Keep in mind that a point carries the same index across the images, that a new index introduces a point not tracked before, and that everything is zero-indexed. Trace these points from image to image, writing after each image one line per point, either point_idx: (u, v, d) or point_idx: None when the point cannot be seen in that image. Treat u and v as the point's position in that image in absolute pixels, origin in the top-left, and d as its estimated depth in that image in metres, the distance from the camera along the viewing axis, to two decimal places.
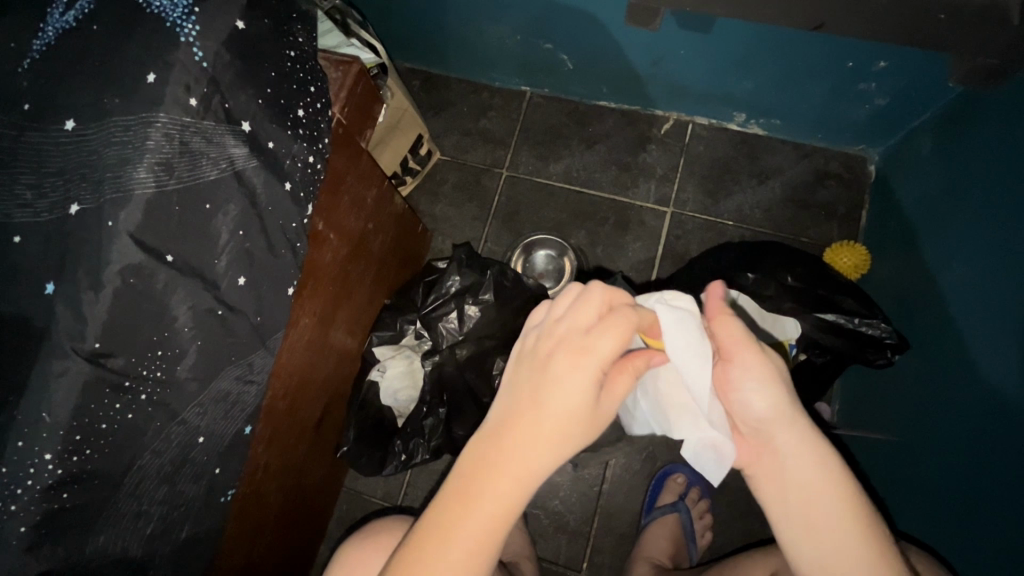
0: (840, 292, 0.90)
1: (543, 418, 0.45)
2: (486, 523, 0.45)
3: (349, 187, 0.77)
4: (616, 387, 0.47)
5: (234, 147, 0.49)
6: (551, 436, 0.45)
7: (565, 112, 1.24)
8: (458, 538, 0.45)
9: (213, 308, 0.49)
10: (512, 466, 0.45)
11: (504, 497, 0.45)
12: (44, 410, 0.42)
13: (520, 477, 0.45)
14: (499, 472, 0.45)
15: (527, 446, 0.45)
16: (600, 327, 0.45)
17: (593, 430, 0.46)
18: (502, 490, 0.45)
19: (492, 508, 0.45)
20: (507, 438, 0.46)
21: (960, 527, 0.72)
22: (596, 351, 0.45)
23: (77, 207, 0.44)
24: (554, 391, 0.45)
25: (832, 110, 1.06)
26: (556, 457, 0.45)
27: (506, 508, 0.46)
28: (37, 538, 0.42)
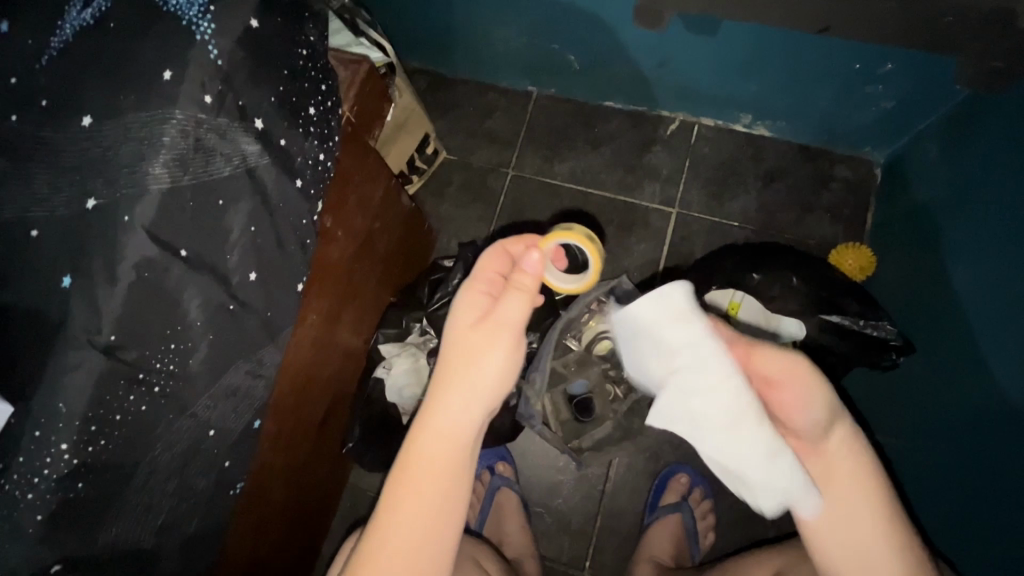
0: (845, 293, 0.91)
1: (452, 343, 0.56)
2: (435, 444, 0.53)
3: (357, 186, 0.77)
4: (505, 303, 0.56)
5: (247, 144, 0.50)
6: (458, 355, 0.55)
7: (571, 113, 1.25)
8: (423, 460, 0.53)
9: (225, 302, 0.49)
10: (445, 414, 0.54)
11: (443, 442, 0.53)
12: (61, 401, 0.42)
13: (453, 420, 0.54)
14: (434, 423, 0.54)
15: (450, 393, 0.54)
16: (480, 263, 0.59)
17: (494, 342, 0.55)
18: (441, 434, 0.53)
19: (437, 454, 0.53)
20: (435, 390, 0.54)
21: (963, 530, 0.72)
22: (481, 280, 0.58)
23: (94, 202, 0.44)
24: (456, 319, 0.57)
25: (838, 112, 1.06)
26: (474, 373, 0.54)
27: (450, 452, 0.54)
28: (53, 526, 0.42)
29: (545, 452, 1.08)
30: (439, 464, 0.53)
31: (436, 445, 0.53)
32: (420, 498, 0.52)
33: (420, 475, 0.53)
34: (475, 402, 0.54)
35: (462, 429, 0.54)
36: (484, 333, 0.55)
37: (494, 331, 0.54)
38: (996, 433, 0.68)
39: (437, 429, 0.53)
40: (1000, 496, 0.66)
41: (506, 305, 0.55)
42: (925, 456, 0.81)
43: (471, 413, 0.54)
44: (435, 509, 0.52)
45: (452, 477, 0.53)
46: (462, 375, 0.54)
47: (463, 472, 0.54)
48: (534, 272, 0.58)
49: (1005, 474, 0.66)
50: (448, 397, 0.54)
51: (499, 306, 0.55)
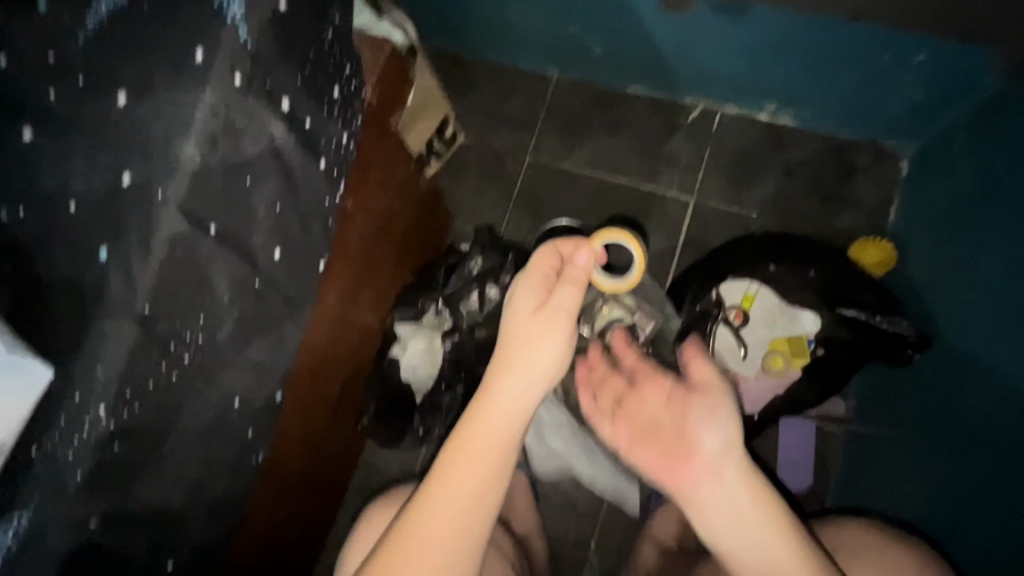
0: (861, 288, 0.92)
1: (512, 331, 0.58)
2: (498, 424, 0.57)
3: (378, 167, 0.78)
4: (560, 295, 0.58)
5: (274, 125, 0.51)
6: (517, 341, 0.58)
7: (591, 97, 1.24)
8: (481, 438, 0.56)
9: (249, 279, 0.52)
10: (502, 403, 0.57)
11: (500, 427, 0.57)
12: (98, 368, 0.44)
13: (511, 408, 0.57)
14: (491, 408, 0.57)
15: (512, 379, 0.57)
16: (534, 258, 0.60)
17: (551, 330, 0.57)
18: (499, 420, 0.57)
19: (493, 438, 0.57)
20: (496, 377, 0.58)
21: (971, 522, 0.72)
22: (530, 272, 0.59)
23: (129, 178, 0.46)
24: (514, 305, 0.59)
25: (867, 102, 1.04)
26: (534, 360, 0.57)
27: (505, 436, 0.57)
28: (92, 484, 0.45)
29: None
30: (495, 445, 0.57)
31: (493, 429, 0.57)
32: (474, 468, 0.56)
33: (476, 449, 0.56)
34: (532, 392, 0.58)
35: (519, 415, 0.57)
36: (542, 324, 0.57)
37: (551, 324, 0.57)
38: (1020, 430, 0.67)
39: (494, 414, 0.57)
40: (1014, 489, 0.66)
41: (560, 300, 0.58)
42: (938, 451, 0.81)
43: (527, 403, 0.57)
44: (484, 487, 0.56)
45: (505, 459, 0.57)
46: (520, 366, 0.57)
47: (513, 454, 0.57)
48: (584, 266, 0.59)
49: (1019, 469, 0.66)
50: (507, 387, 0.57)
51: (555, 299, 0.58)
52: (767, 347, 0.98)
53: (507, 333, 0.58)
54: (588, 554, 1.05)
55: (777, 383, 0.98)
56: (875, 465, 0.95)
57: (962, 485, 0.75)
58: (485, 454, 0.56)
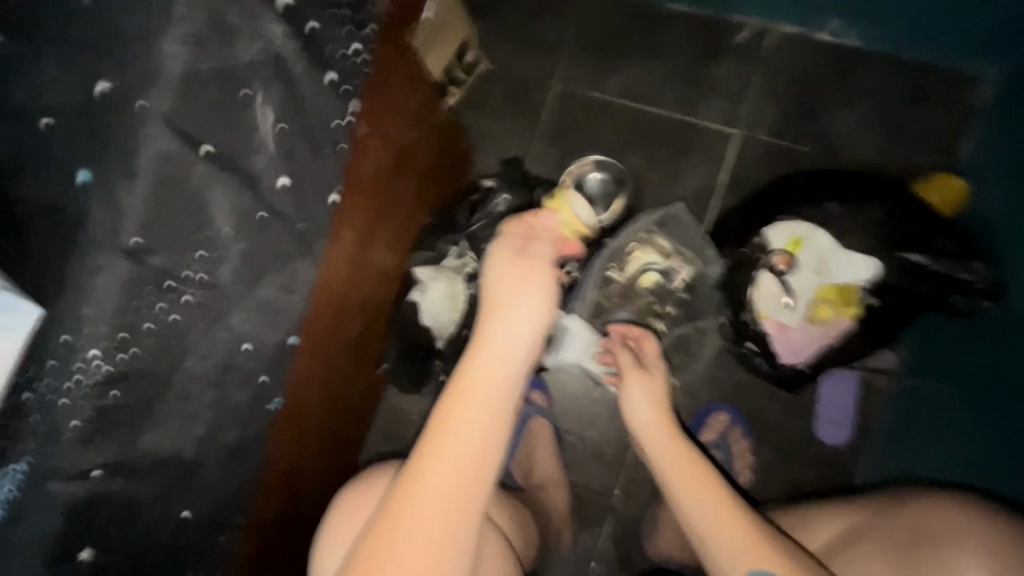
0: (933, 231, 0.82)
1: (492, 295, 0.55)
2: (487, 389, 0.52)
3: (395, 90, 0.70)
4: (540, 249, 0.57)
5: (273, 24, 0.43)
6: (500, 305, 0.54)
7: (628, 15, 1.11)
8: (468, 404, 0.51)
9: (253, 209, 0.46)
10: (483, 375, 0.52)
11: (484, 411, 0.51)
12: (85, 306, 0.39)
13: (494, 379, 0.52)
14: (473, 383, 0.52)
15: (500, 330, 0.53)
16: (508, 223, 0.60)
17: (530, 288, 0.54)
18: (482, 397, 0.51)
19: (476, 418, 0.51)
20: (483, 334, 0.53)
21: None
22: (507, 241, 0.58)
23: (105, 85, 0.39)
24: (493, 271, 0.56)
25: (950, 15, 0.90)
26: (519, 320, 0.53)
27: (487, 416, 0.52)
28: (89, 432, 0.41)
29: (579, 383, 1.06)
30: (476, 430, 0.51)
31: (475, 408, 0.51)
32: (462, 439, 0.51)
33: (464, 416, 0.51)
34: (518, 350, 0.53)
35: (504, 388, 0.52)
36: (524, 279, 0.55)
37: (535, 274, 0.55)
38: None
39: (477, 387, 0.52)
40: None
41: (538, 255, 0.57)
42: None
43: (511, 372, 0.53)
44: (472, 459, 0.51)
45: (487, 443, 0.51)
46: (502, 330, 0.53)
47: (500, 438, 0.52)
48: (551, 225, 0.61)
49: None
50: (488, 352, 0.52)
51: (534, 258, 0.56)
52: (812, 295, 0.87)
53: (492, 292, 0.55)
54: (613, 503, 1.03)
55: (824, 333, 0.88)
56: (937, 423, 0.90)
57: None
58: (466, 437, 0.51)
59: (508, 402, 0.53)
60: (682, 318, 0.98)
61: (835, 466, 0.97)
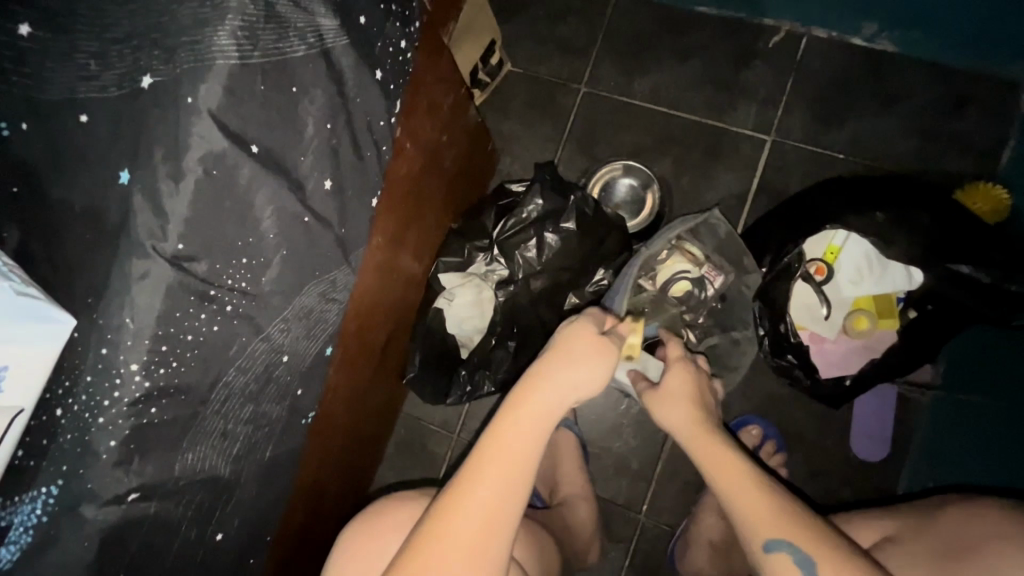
0: (984, 242, 0.79)
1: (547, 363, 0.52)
2: (519, 456, 0.50)
3: (431, 90, 0.68)
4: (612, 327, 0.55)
5: (323, 17, 0.41)
6: (551, 374, 0.52)
7: (657, 18, 1.09)
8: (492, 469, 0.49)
9: (300, 213, 0.43)
10: (528, 415, 0.51)
11: (507, 476, 0.49)
12: (127, 315, 0.37)
13: (537, 422, 0.51)
14: (515, 421, 0.50)
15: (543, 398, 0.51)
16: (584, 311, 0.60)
17: (591, 367, 0.52)
18: (521, 436, 0.50)
19: (514, 459, 0.49)
20: (523, 397, 0.51)
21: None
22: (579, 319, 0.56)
23: (150, 79, 0.37)
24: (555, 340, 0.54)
25: (993, 20, 0.88)
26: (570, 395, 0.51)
27: (528, 456, 0.50)
28: (126, 454, 0.38)
29: (606, 394, 1.03)
30: (510, 468, 0.49)
31: (513, 448, 0.50)
32: (483, 505, 0.48)
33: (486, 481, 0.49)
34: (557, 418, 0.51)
35: (545, 432, 0.51)
36: (594, 348, 0.53)
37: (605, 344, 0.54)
38: None
39: (520, 427, 0.50)
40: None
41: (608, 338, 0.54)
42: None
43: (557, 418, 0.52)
44: (489, 527, 0.48)
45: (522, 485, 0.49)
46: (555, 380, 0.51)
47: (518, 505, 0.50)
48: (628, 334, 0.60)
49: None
50: (537, 397, 0.51)
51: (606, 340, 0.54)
52: (851, 306, 0.89)
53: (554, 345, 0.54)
54: (641, 517, 1.00)
55: (863, 345, 0.89)
56: (967, 437, 0.84)
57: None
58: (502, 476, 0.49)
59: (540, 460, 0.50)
60: (713, 328, 0.93)
61: (873, 482, 0.94)
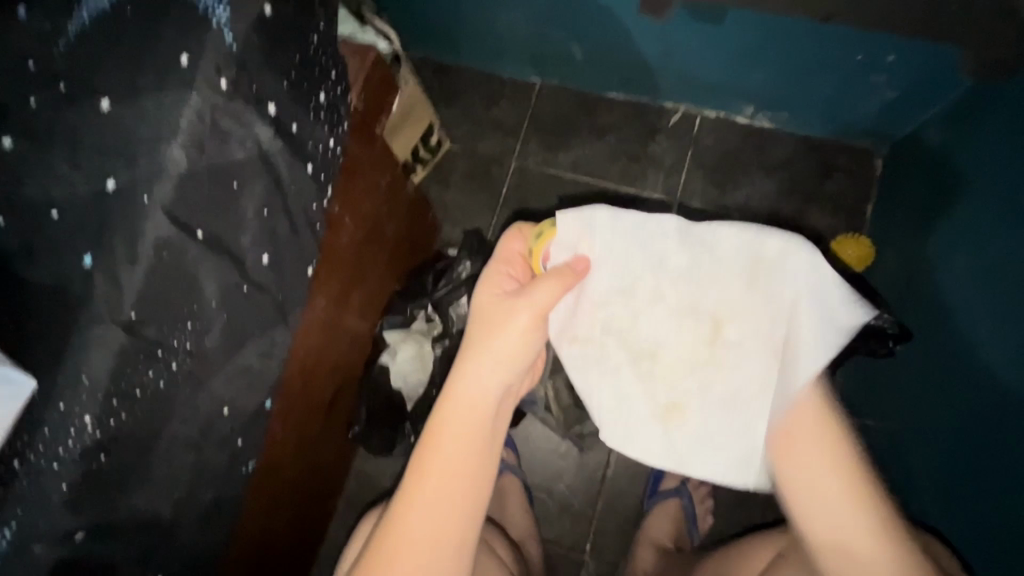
0: (842, 283, 0.92)
1: (481, 334, 0.54)
2: (470, 420, 0.52)
3: (365, 173, 0.78)
4: (535, 291, 0.54)
5: (260, 128, 0.51)
6: (487, 341, 0.53)
7: (574, 102, 1.25)
8: (447, 435, 0.52)
9: (239, 283, 0.51)
10: (470, 391, 0.53)
11: (464, 436, 0.52)
12: (84, 373, 0.43)
13: (469, 425, 0.52)
14: (441, 436, 0.52)
15: (476, 363, 0.53)
16: (501, 244, 0.59)
17: (532, 328, 0.54)
18: (450, 447, 0.51)
19: (449, 475, 0.51)
20: (462, 361, 0.53)
21: (970, 504, 0.72)
22: (530, 299, 0.53)
23: (114, 182, 0.46)
24: (485, 306, 0.55)
25: (843, 104, 1.06)
26: (507, 367, 0.54)
27: (474, 446, 0.52)
28: (76, 495, 0.44)
29: (546, 439, 1.10)
30: (463, 446, 0.52)
31: (443, 459, 0.51)
32: (451, 465, 0.51)
33: (444, 446, 0.51)
34: (494, 380, 0.53)
35: (490, 401, 0.53)
36: (511, 321, 0.53)
37: (514, 313, 0.54)
38: (997, 415, 0.69)
39: (463, 414, 0.52)
40: (1010, 464, 0.65)
41: (538, 288, 0.53)
42: (934, 440, 0.80)
43: (486, 417, 0.53)
44: (461, 482, 0.51)
45: (463, 493, 0.51)
46: (471, 379, 0.53)
47: (486, 465, 0.53)
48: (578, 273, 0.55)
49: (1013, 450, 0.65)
50: (472, 375, 0.53)
51: (531, 289, 0.54)
52: None
53: (466, 338, 0.55)
54: (584, 557, 1.04)
55: None
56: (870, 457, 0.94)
57: (964, 473, 0.73)
58: (441, 492, 0.50)
59: (491, 421, 0.53)
60: None
61: None
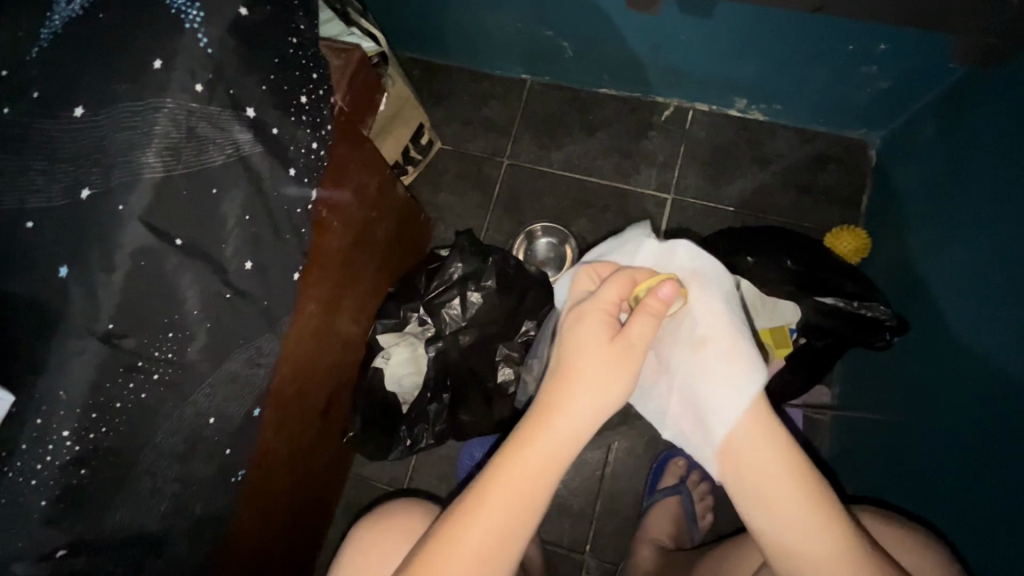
0: (840, 275, 0.91)
1: (585, 361, 0.50)
2: (553, 455, 0.48)
3: (353, 175, 0.77)
4: (634, 328, 0.51)
5: (239, 132, 0.50)
6: (596, 374, 0.50)
7: (565, 99, 1.24)
8: (527, 459, 0.48)
9: (222, 291, 0.50)
10: (563, 424, 0.49)
11: (541, 466, 0.48)
12: (61, 389, 0.43)
13: (552, 458, 0.48)
14: (522, 458, 0.48)
15: (579, 395, 0.49)
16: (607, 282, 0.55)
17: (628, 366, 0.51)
18: (524, 479, 0.47)
19: (514, 503, 0.47)
20: (563, 385, 0.50)
21: (964, 496, 0.71)
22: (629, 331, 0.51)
23: (88, 191, 0.45)
24: (584, 334, 0.52)
25: (835, 94, 1.05)
26: (602, 407, 0.50)
27: (544, 481, 0.48)
28: (58, 511, 0.43)
29: None
30: (539, 475, 0.48)
31: (512, 490, 0.47)
32: (519, 491, 0.47)
33: (521, 469, 0.48)
34: (586, 422, 0.49)
35: (576, 442, 0.49)
36: (615, 363, 0.50)
37: (618, 360, 0.50)
38: (995, 407, 0.68)
39: (551, 444, 0.48)
40: (1008, 454, 0.65)
41: (635, 327, 0.51)
42: (930, 430, 0.79)
43: (569, 457, 0.49)
44: (521, 511, 0.47)
45: (519, 530, 0.47)
46: (570, 410, 0.49)
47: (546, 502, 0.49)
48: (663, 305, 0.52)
49: (1012, 442, 0.64)
50: (570, 407, 0.49)
51: (632, 327, 0.51)
52: None
53: (566, 363, 0.51)
54: (584, 557, 1.04)
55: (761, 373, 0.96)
56: (866, 450, 0.94)
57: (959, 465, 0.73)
58: (501, 526, 0.47)
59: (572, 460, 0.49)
60: None
61: None
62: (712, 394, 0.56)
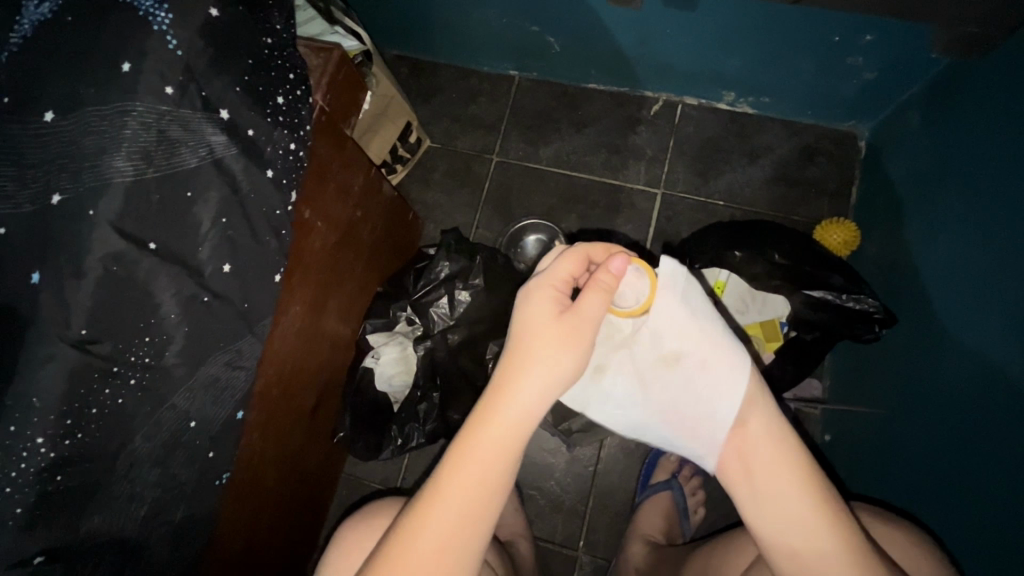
0: (829, 268, 0.90)
1: (531, 341, 0.50)
2: (503, 435, 0.49)
3: (335, 175, 0.77)
4: (587, 303, 0.51)
5: (213, 134, 0.50)
6: (543, 352, 0.50)
7: (553, 95, 1.24)
8: (479, 444, 0.49)
9: (198, 294, 0.50)
10: (513, 406, 0.49)
11: (494, 450, 0.49)
12: (34, 396, 0.42)
13: (504, 440, 0.49)
14: (473, 442, 0.49)
15: (527, 376, 0.49)
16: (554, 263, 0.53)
17: (577, 341, 0.50)
18: (486, 456, 0.49)
19: (471, 486, 0.48)
20: (510, 365, 0.50)
21: (951, 487, 0.71)
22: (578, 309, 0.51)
23: (59, 197, 0.44)
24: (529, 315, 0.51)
25: (823, 86, 1.05)
26: (553, 384, 0.50)
27: (499, 462, 0.49)
28: (33, 519, 0.43)
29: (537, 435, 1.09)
30: (492, 458, 0.49)
31: (475, 467, 0.49)
32: (473, 474, 0.48)
33: (473, 453, 0.49)
34: (535, 399, 0.50)
35: (529, 421, 0.50)
36: (564, 337, 0.50)
37: (570, 337, 0.50)
38: (982, 399, 0.68)
39: (502, 426, 0.49)
40: (996, 446, 0.64)
41: (587, 304, 0.51)
42: (918, 422, 0.79)
43: (522, 436, 0.50)
44: (479, 494, 0.49)
45: (479, 511, 0.49)
46: (518, 390, 0.49)
47: (504, 484, 0.50)
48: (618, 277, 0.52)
49: (999, 433, 0.64)
50: (519, 388, 0.49)
51: (584, 304, 0.51)
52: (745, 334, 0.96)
53: (515, 345, 0.51)
54: (577, 553, 1.04)
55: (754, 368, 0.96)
56: (855, 442, 0.94)
57: (945, 456, 0.73)
58: (461, 504, 0.48)
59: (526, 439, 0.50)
60: None
61: None
62: (705, 388, 0.55)
